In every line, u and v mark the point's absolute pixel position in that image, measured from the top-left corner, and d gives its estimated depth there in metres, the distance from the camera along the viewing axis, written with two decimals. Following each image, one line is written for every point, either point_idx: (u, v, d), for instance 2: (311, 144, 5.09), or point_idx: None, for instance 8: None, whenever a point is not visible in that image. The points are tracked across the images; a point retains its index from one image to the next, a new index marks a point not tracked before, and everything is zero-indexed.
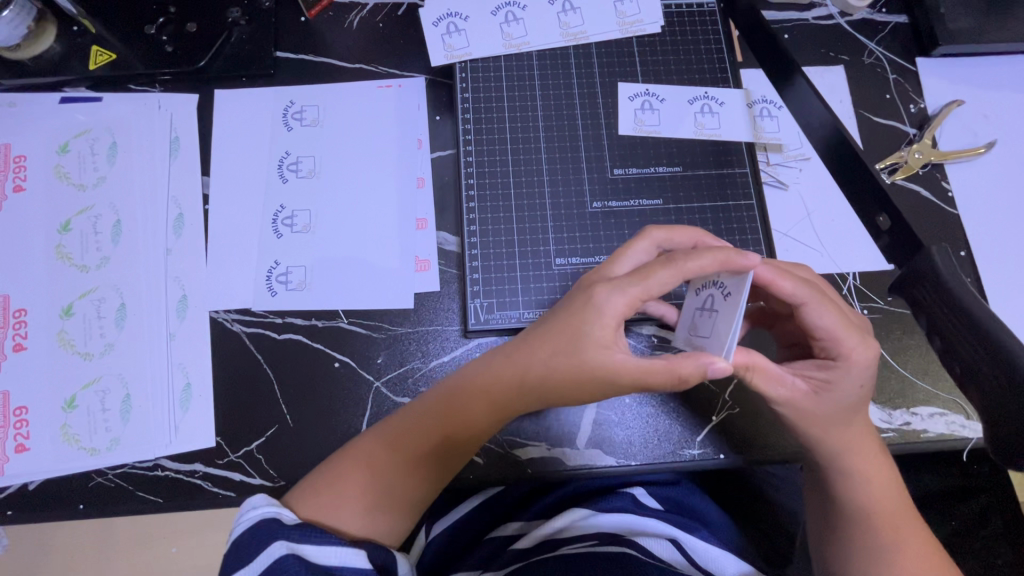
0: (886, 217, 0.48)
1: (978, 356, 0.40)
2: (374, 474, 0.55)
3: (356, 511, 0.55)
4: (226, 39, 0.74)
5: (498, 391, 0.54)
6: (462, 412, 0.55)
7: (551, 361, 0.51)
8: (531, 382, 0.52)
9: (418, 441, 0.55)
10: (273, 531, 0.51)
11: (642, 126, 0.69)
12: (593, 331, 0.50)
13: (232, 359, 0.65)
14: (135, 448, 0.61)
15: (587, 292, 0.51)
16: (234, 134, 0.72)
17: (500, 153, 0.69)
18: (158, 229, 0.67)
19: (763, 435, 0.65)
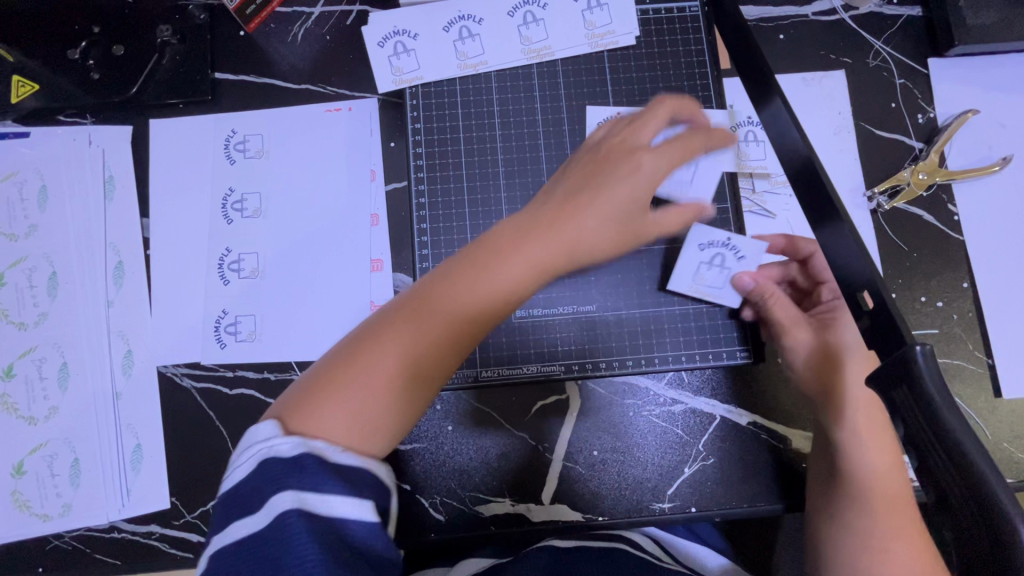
0: (868, 293, 0.43)
1: (943, 466, 0.34)
2: (376, 373, 0.40)
3: (359, 412, 0.40)
4: (158, 61, 0.68)
5: (537, 250, 0.44)
6: (486, 287, 0.43)
7: (595, 214, 0.46)
8: (578, 239, 0.45)
9: (442, 315, 0.42)
10: (271, 477, 0.36)
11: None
12: (637, 186, 0.47)
13: (183, 416, 0.62)
14: (88, 512, 0.60)
15: (624, 162, 0.48)
16: (172, 168, 0.67)
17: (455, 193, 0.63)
18: (97, 280, 0.64)
19: (737, 487, 0.62)
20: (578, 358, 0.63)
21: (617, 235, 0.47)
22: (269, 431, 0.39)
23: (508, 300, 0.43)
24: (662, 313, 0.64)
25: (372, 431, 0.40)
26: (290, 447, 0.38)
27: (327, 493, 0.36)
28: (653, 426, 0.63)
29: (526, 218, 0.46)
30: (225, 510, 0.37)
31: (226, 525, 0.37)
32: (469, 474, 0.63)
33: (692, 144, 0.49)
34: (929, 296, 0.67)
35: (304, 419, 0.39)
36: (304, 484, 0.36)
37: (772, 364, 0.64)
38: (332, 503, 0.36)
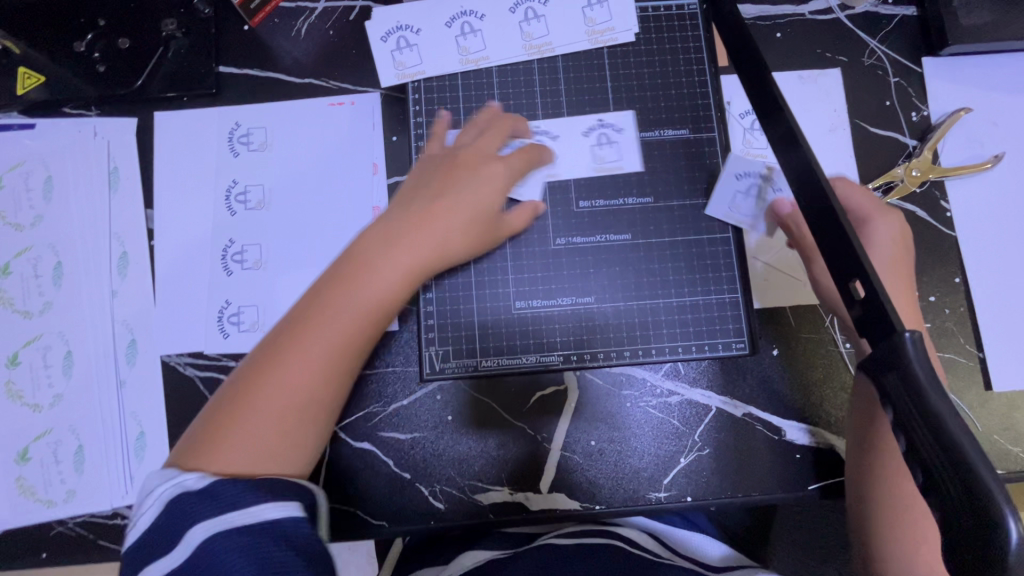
0: (859, 282, 0.44)
1: (930, 446, 0.35)
2: (235, 420, 0.47)
3: (245, 447, 0.47)
4: (162, 55, 0.69)
5: (422, 254, 0.54)
6: (333, 321, 0.50)
7: (451, 219, 0.56)
8: (444, 242, 0.56)
9: (348, 333, 0.51)
10: (221, 497, 0.43)
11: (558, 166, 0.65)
12: (485, 194, 0.58)
13: (186, 405, 0.63)
14: (91, 498, 0.60)
15: (439, 184, 0.58)
16: (177, 160, 0.68)
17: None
18: (101, 269, 0.64)
19: (732, 477, 0.63)
20: (576, 349, 0.64)
21: (474, 236, 0.58)
22: (171, 475, 0.45)
23: (360, 318, 0.51)
24: (659, 305, 0.65)
25: (286, 445, 0.48)
26: (197, 480, 0.45)
27: (224, 513, 0.42)
28: (650, 416, 0.64)
29: (377, 235, 0.54)
30: (180, 536, 0.42)
31: (178, 548, 0.42)
32: (468, 463, 0.63)
33: (522, 160, 0.61)
34: (922, 291, 0.68)
35: (207, 444, 0.47)
36: (216, 507, 0.43)
37: (768, 356, 0.65)
38: (247, 512, 0.43)
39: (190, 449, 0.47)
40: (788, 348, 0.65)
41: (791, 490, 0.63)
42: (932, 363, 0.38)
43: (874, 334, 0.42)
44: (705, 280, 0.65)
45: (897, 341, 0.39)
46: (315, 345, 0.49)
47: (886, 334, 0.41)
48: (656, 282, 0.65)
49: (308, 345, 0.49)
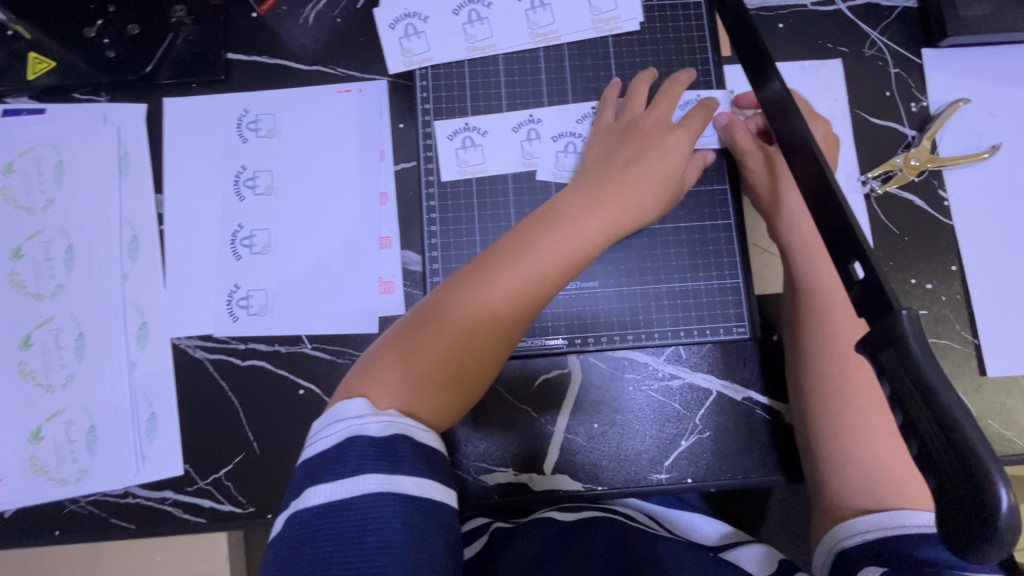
0: (859, 262, 0.45)
1: (924, 419, 0.36)
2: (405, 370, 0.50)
3: (411, 390, 0.50)
4: (172, 41, 0.69)
5: (606, 223, 0.55)
6: (523, 276, 0.52)
7: (641, 187, 0.57)
8: (633, 209, 0.56)
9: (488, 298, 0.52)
10: (399, 457, 0.44)
11: (532, 159, 0.65)
12: (672, 161, 0.58)
13: (196, 387, 0.64)
14: (104, 477, 0.61)
15: (637, 150, 0.58)
16: (186, 146, 0.68)
17: (458, 171, 0.65)
18: (112, 253, 0.65)
19: (731, 460, 0.65)
20: (580, 333, 0.66)
21: (660, 202, 0.59)
22: (350, 416, 0.47)
23: (546, 285, 0.53)
24: (661, 290, 0.66)
25: (429, 396, 0.50)
26: (381, 426, 0.46)
27: (396, 476, 0.44)
28: (651, 400, 0.66)
29: (563, 207, 0.56)
30: (335, 470, 0.44)
31: (331, 484, 0.44)
32: (473, 445, 0.65)
33: (696, 122, 0.60)
34: (918, 278, 0.69)
35: (371, 383, 0.50)
36: (388, 471, 0.44)
37: (767, 341, 0.66)
38: (413, 485, 0.44)
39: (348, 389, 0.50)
40: (787, 333, 0.66)
41: (789, 472, 0.65)
42: (927, 342, 0.39)
43: (872, 315, 0.43)
44: (706, 266, 0.66)
45: (894, 319, 0.40)
46: (467, 313, 0.52)
47: (883, 313, 0.42)
48: (658, 268, 0.66)
49: (491, 305, 0.52)
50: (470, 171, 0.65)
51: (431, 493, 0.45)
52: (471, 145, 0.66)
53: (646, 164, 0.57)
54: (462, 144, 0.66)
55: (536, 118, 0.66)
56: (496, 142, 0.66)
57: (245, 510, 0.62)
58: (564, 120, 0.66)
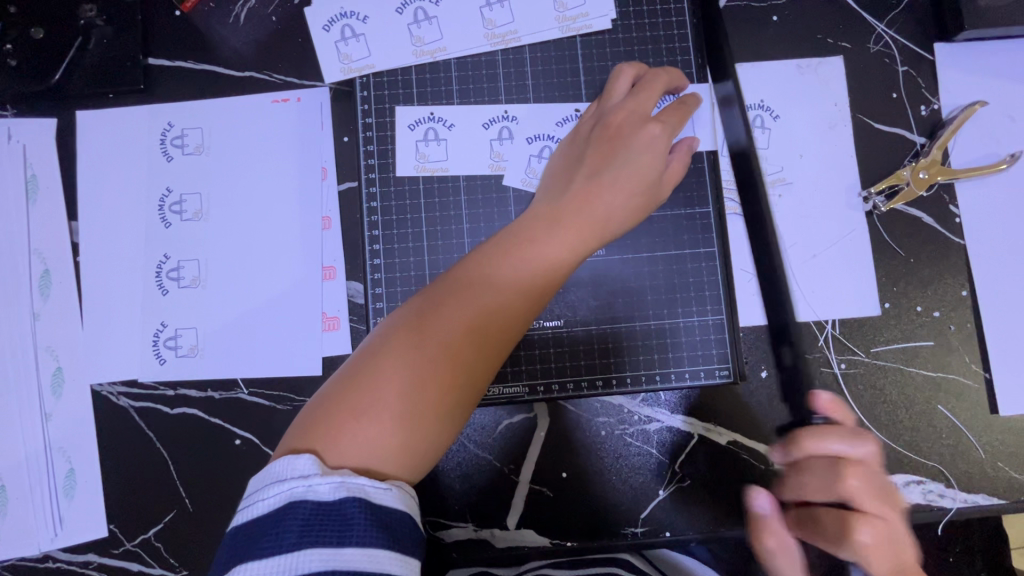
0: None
1: None
2: (352, 415, 0.42)
3: (359, 441, 0.41)
4: (83, 46, 0.61)
5: (573, 236, 0.48)
6: (487, 296, 0.45)
7: (614, 190, 0.49)
8: (607, 218, 0.49)
9: (450, 323, 0.44)
10: (351, 526, 0.37)
11: (500, 162, 0.58)
12: (648, 160, 0.50)
13: (121, 439, 0.58)
14: (17, 541, 0.56)
15: (613, 151, 0.51)
16: (104, 165, 0.61)
17: (414, 165, 0.58)
18: (21, 291, 0.58)
19: (714, 511, 0.59)
20: (542, 378, 0.59)
21: (639, 206, 0.51)
22: (289, 481, 0.38)
23: (516, 307, 0.45)
24: (636, 329, 0.59)
25: (394, 446, 0.41)
26: (330, 489, 0.38)
27: (347, 549, 0.36)
28: (626, 445, 0.59)
29: (533, 221, 0.49)
30: (275, 541, 0.36)
31: (272, 557, 0.36)
32: (432, 496, 0.58)
33: (675, 116, 0.52)
34: (926, 306, 0.62)
35: (325, 431, 0.41)
36: (337, 543, 0.36)
37: (755, 380, 0.59)
38: (366, 557, 0.36)
39: (297, 437, 0.42)
40: (778, 372, 0.60)
41: None
42: None
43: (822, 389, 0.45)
44: (684, 297, 0.59)
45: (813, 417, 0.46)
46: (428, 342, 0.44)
47: None
48: (631, 301, 0.59)
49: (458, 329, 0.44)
50: (428, 167, 0.58)
51: (390, 565, 0.37)
52: (434, 138, 0.58)
53: (621, 165, 0.50)
54: (423, 137, 0.58)
55: (511, 115, 0.58)
56: (462, 138, 0.58)
57: (177, 573, 0.57)
58: (544, 121, 0.58)
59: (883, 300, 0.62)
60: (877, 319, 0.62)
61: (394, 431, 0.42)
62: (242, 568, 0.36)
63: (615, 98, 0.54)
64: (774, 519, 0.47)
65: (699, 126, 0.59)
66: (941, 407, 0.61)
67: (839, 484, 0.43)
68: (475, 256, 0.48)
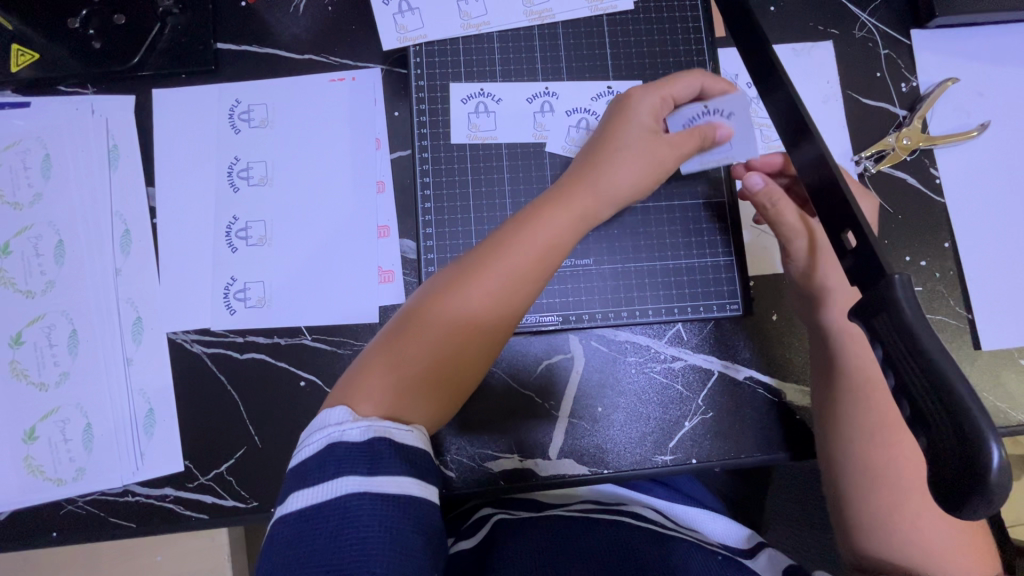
0: (851, 232, 0.45)
1: (922, 392, 0.36)
2: (379, 376, 0.48)
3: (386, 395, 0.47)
4: (159, 31, 0.68)
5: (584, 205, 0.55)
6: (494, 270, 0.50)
7: (622, 165, 0.56)
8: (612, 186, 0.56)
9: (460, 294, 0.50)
10: (380, 459, 0.42)
11: (542, 131, 0.65)
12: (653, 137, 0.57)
13: (195, 382, 0.63)
14: (101, 476, 0.60)
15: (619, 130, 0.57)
16: (178, 136, 0.67)
17: (467, 135, 0.65)
18: (104, 248, 0.64)
19: (734, 439, 0.65)
20: (574, 310, 0.66)
21: (646, 179, 0.58)
22: (339, 421, 0.44)
23: (521, 280, 0.51)
24: (655, 269, 0.66)
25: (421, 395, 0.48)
26: (359, 431, 0.43)
27: (376, 477, 0.41)
28: (653, 382, 0.66)
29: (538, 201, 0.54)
30: (315, 474, 0.41)
31: (314, 487, 0.41)
32: (478, 430, 0.64)
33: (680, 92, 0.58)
34: (913, 256, 0.70)
35: (357, 388, 0.47)
36: (370, 471, 0.41)
37: (764, 318, 0.67)
38: (394, 482, 0.41)
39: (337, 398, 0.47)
40: (785, 312, 0.67)
41: (790, 448, 0.65)
42: (921, 307, 0.39)
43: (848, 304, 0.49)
44: (699, 244, 0.66)
45: (889, 284, 0.40)
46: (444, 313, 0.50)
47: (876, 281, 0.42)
48: (653, 246, 0.66)
49: (487, 287, 0.50)
50: (480, 136, 0.65)
51: (414, 490, 0.41)
52: (484, 111, 0.65)
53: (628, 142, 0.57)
54: (475, 109, 0.65)
55: (551, 91, 0.66)
56: (508, 111, 0.65)
57: (248, 504, 0.61)
58: (579, 95, 0.65)
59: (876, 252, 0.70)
60: None
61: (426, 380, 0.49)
62: (296, 495, 0.41)
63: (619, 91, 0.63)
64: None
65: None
66: None
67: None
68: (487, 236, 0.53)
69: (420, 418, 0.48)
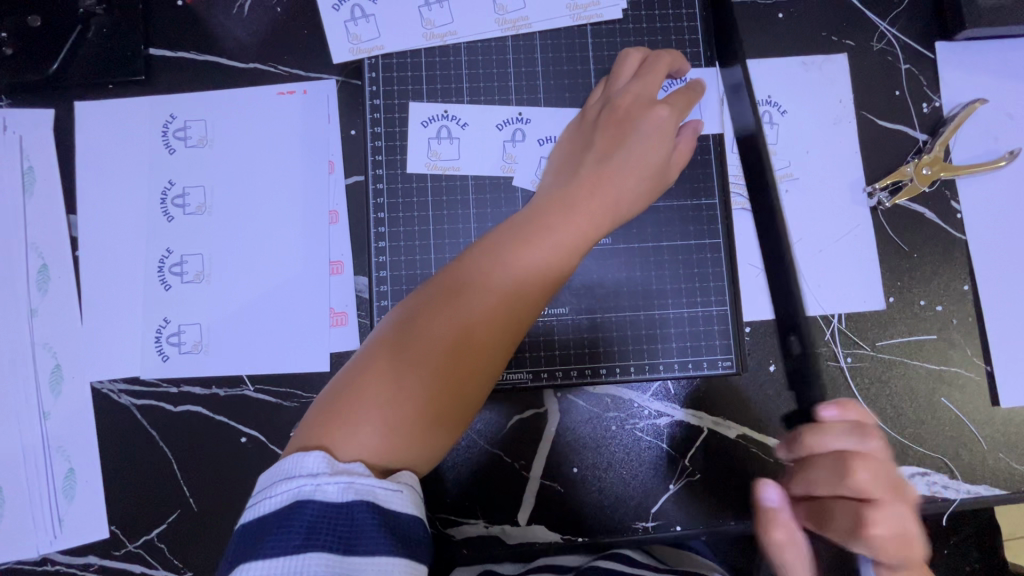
0: None
1: None
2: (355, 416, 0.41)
3: (364, 439, 0.40)
4: (82, 35, 0.60)
5: (586, 218, 0.47)
6: (492, 288, 0.44)
7: (625, 174, 0.50)
8: (619, 202, 0.49)
9: (452, 318, 0.44)
10: (358, 532, 0.36)
11: (511, 163, 0.57)
12: (656, 144, 0.51)
13: (123, 437, 0.56)
14: (15, 544, 0.54)
15: (621, 133, 0.51)
16: (103, 156, 0.59)
17: (426, 162, 0.57)
18: (18, 285, 0.57)
19: (725, 506, 0.59)
20: (546, 364, 0.58)
21: (648, 189, 0.51)
22: (317, 470, 0.38)
23: (522, 302, 0.45)
24: (638, 318, 0.59)
25: (403, 442, 0.41)
26: (338, 490, 0.37)
27: (353, 555, 0.36)
28: (636, 440, 0.59)
29: (538, 211, 0.48)
30: (279, 540, 0.36)
31: (277, 556, 0.35)
32: (440, 493, 0.58)
33: (682, 99, 0.53)
34: (928, 300, 0.63)
35: (326, 431, 0.41)
36: (344, 547, 0.36)
37: (759, 372, 0.60)
38: (375, 563, 0.36)
39: (304, 441, 0.41)
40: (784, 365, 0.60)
41: None
42: None
43: None
44: (691, 288, 0.59)
45: None
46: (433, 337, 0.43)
47: None
48: (636, 291, 0.59)
49: (486, 305, 0.44)
50: (440, 165, 0.57)
51: (398, 572, 0.37)
52: (447, 136, 0.57)
53: (634, 145, 0.50)
54: (436, 133, 0.57)
55: (524, 117, 0.57)
56: (474, 137, 0.57)
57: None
58: (556, 124, 0.57)
59: (888, 295, 0.63)
60: (881, 313, 0.63)
61: (406, 425, 0.41)
62: (252, 562, 0.35)
63: (620, 83, 0.54)
64: (782, 511, 0.45)
65: (705, 109, 0.59)
66: (944, 400, 0.62)
67: (846, 478, 0.41)
68: (485, 248, 0.46)
69: (405, 467, 0.41)
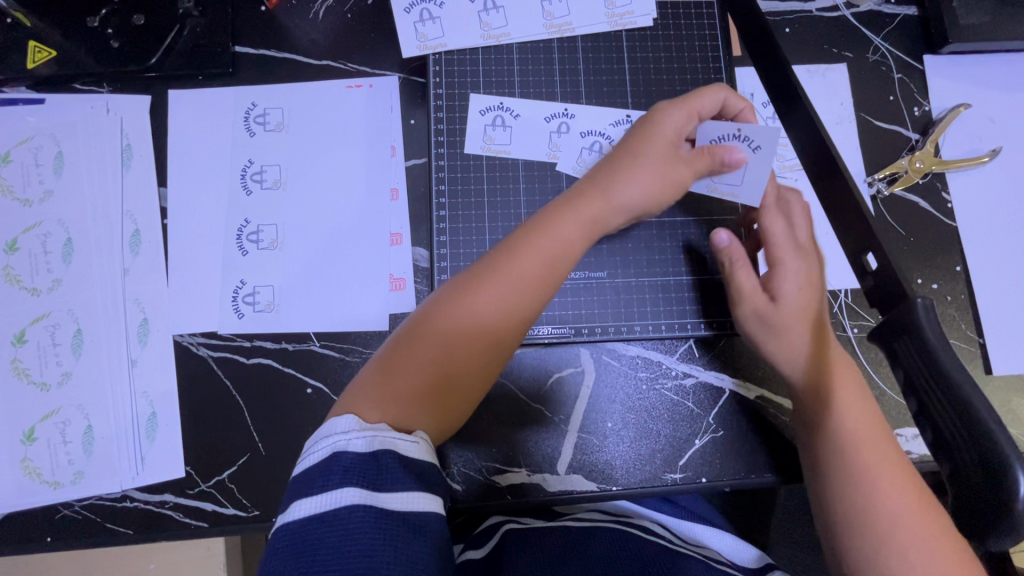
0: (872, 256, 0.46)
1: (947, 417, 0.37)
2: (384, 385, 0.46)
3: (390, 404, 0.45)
4: (179, 33, 0.68)
5: (586, 219, 0.52)
6: (502, 279, 0.49)
7: (625, 173, 0.54)
8: (616, 204, 0.53)
9: (467, 305, 0.48)
10: (384, 472, 0.40)
11: (556, 151, 0.65)
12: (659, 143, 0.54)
13: (200, 386, 0.62)
14: (98, 480, 0.59)
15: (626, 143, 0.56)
16: (192, 137, 0.67)
17: (482, 146, 0.65)
18: (113, 247, 0.64)
19: (748, 458, 0.64)
20: (586, 323, 0.66)
21: (656, 185, 0.54)
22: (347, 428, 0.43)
23: (527, 293, 0.49)
24: (669, 283, 0.67)
25: (421, 407, 0.47)
26: (366, 442, 0.42)
27: (382, 491, 0.39)
28: (665, 397, 0.65)
29: (546, 213, 0.53)
30: (319, 484, 0.39)
31: (318, 495, 0.39)
32: (487, 442, 0.63)
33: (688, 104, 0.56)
34: (925, 279, 0.70)
35: (362, 396, 0.46)
36: (374, 483, 0.39)
37: None
38: (400, 498, 0.40)
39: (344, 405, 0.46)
40: None
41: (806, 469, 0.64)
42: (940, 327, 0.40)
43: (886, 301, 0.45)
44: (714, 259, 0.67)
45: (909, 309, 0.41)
46: (452, 321, 0.48)
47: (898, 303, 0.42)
48: (668, 261, 0.67)
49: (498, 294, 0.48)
50: (494, 148, 0.65)
51: (423, 505, 0.40)
52: (501, 124, 0.65)
53: (634, 148, 0.54)
54: (492, 121, 0.65)
55: (569, 113, 0.65)
56: (524, 125, 0.65)
57: (249, 514, 0.60)
58: (598, 121, 0.65)
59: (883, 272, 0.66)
60: None
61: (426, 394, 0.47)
62: (296, 505, 0.39)
63: None
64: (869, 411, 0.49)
65: None
66: None
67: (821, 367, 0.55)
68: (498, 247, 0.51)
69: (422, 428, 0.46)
